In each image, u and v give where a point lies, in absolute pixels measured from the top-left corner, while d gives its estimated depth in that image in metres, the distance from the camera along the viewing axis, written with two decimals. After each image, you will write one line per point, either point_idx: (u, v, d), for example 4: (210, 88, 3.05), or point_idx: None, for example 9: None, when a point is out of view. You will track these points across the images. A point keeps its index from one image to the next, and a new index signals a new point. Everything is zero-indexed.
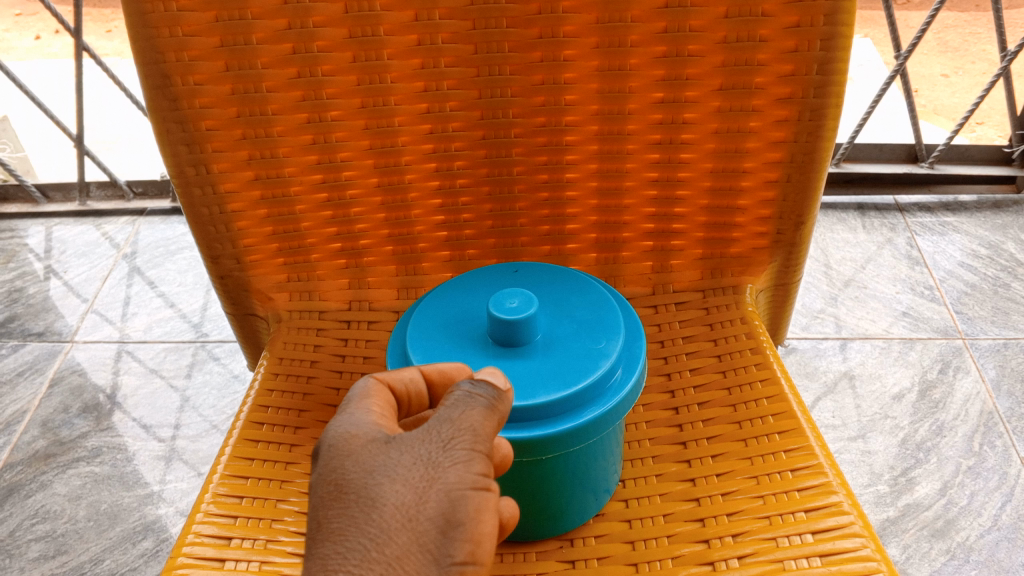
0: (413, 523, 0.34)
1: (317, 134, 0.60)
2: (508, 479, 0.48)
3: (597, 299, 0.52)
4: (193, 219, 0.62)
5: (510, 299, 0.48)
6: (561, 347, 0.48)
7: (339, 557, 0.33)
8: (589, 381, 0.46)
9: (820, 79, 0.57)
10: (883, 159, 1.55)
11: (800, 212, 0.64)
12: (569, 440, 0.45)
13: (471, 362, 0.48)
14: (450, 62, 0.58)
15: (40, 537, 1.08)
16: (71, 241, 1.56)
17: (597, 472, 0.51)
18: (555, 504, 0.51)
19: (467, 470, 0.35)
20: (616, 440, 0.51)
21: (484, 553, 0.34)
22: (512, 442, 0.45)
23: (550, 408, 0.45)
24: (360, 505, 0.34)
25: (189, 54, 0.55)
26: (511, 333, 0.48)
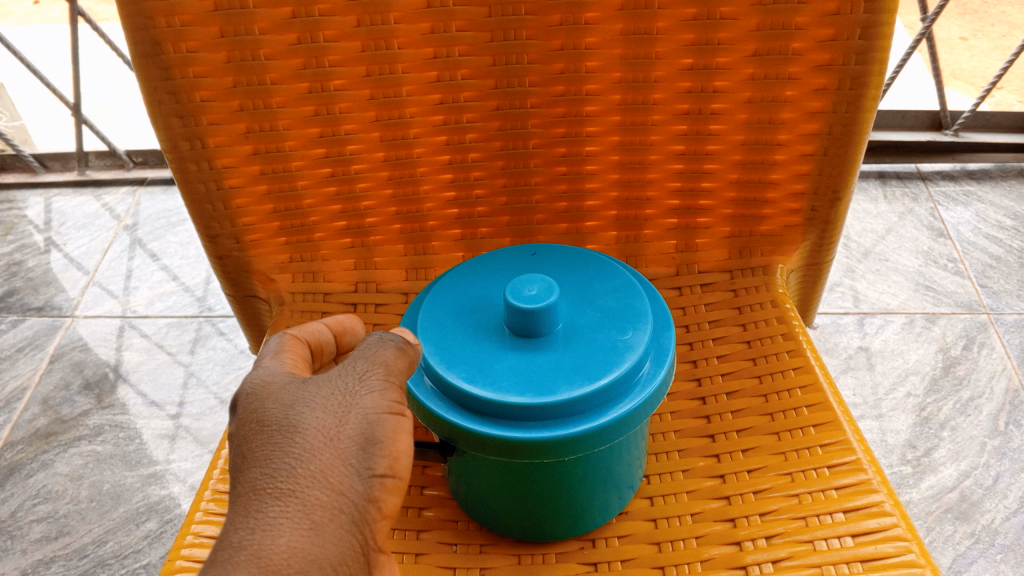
0: (333, 443, 0.38)
1: (320, 105, 0.56)
2: (528, 478, 0.45)
3: (622, 285, 0.48)
4: (188, 196, 0.58)
5: (529, 287, 0.45)
6: (583, 338, 0.45)
7: (267, 477, 0.37)
8: (614, 376, 0.42)
9: (862, 45, 0.52)
10: (906, 126, 1.50)
11: (836, 188, 0.60)
12: (594, 441, 0.42)
13: (487, 355, 0.44)
14: (462, 26, 0.54)
15: (42, 518, 1.05)
16: (71, 213, 1.52)
17: (622, 466, 0.47)
18: (576, 504, 0.47)
19: (380, 397, 0.39)
20: (642, 431, 0.48)
21: (399, 466, 0.39)
22: (529, 442, 0.41)
23: (574, 405, 0.42)
24: (280, 433, 0.38)
25: (181, 19, 0.51)
26: (531, 323, 0.44)
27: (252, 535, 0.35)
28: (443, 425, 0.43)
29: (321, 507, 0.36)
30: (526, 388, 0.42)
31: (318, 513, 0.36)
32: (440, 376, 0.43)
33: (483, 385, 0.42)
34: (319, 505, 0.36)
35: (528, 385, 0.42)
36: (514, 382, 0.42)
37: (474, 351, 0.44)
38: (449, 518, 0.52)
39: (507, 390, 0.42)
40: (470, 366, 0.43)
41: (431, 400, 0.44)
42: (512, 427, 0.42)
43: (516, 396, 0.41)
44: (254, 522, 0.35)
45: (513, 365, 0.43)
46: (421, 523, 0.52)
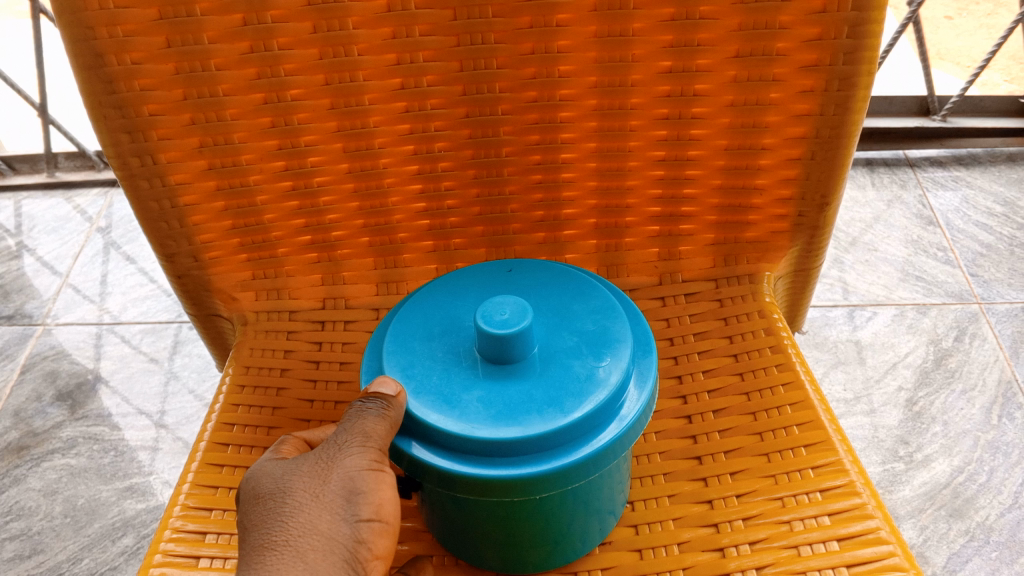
0: (320, 499, 0.40)
1: (277, 117, 0.53)
2: (502, 514, 0.42)
3: (599, 304, 0.45)
4: (142, 214, 0.55)
5: (500, 309, 0.42)
6: (559, 364, 0.42)
7: (263, 534, 0.39)
8: (591, 408, 0.39)
9: (850, 44, 0.50)
10: (892, 112, 1.47)
11: (824, 191, 0.57)
12: (568, 476, 0.39)
13: (456, 385, 0.41)
14: (425, 30, 0.51)
15: (14, 536, 1.02)
16: (41, 216, 1.48)
17: (604, 496, 0.45)
18: (556, 538, 0.45)
19: (362, 453, 0.41)
20: (624, 458, 0.45)
21: (386, 511, 0.40)
22: (500, 480, 0.38)
23: (548, 440, 0.39)
24: (272, 498, 0.40)
25: (123, 29, 0.48)
26: (502, 349, 0.41)
27: None
28: (411, 461, 0.40)
29: (313, 551, 0.39)
30: (497, 422, 0.39)
31: (311, 555, 0.38)
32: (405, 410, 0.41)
33: (451, 418, 0.39)
34: (312, 548, 0.39)
35: (498, 418, 0.39)
36: (485, 415, 0.39)
37: (443, 379, 0.42)
38: (422, 553, 0.49)
39: (477, 423, 0.39)
40: (439, 397, 0.41)
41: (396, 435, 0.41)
42: (483, 463, 0.39)
43: (485, 431, 0.39)
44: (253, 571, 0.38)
45: (483, 394, 0.40)
46: (394, 559, 0.49)
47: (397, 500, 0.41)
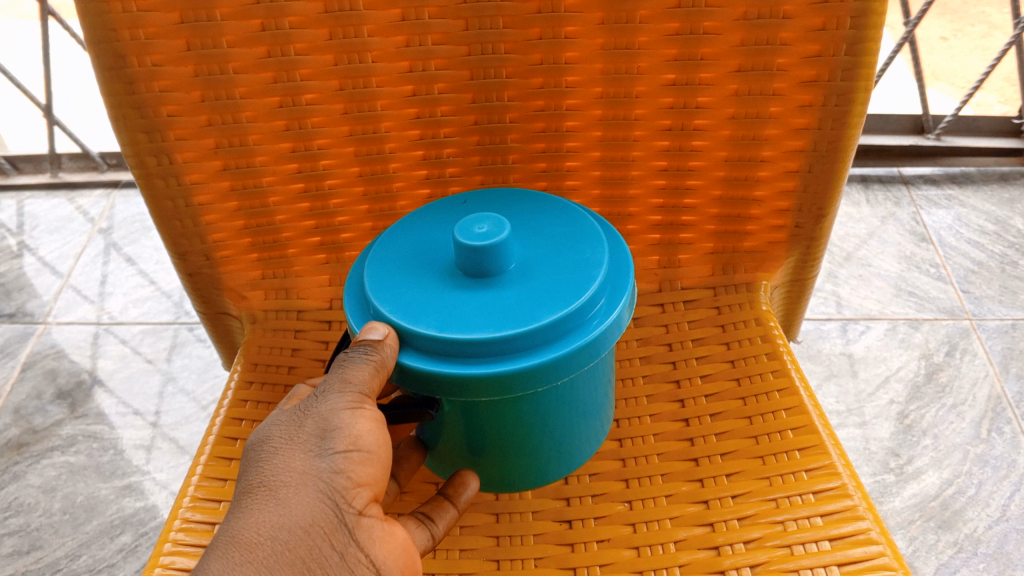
0: (296, 441, 0.41)
1: (291, 120, 0.54)
2: (510, 410, 0.42)
3: (566, 213, 0.46)
4: (156, 213, 0.56)
5: (477, 224, 0.41)
6: (544, 266, 0.42)
7: (245, 479, 0.41)
8: (590, 293, 0.39)
9: (848, 61, 0.51)
10: (888, 130, 1.49)
11: (821, 204, 0.59)
12: (580, 359, 0.39)
13: (453, 299, 0.40)
14: (438, 39, 0.52)
15: (13, 532, 1.03)
16: (43, 216, 1.49)
17: (592, 390, 0.46)
18: (551, 432, 0.46)
19: (337, 395, 0.41)
20: (603, 364, 0.46)
21: (366, 441, 0.41)
22: (523, 372, 0.38)
23: (555, 330, 0.39)
24: (254, 446, 0.42)
25: (145, 31, 0.49)
26: (493, 258, 0.40)
27: (226, 524, 0.39)
28: (422, 376, 0.39)
29: (287, 486, 0.40)
30: (506, 319, 0.38)
31: (283, 491, 0.40)
32: (408, 331, 0.39)
33: (458, 326, 0.38)
34: (285, 484, 0.40)
35: (506, 317, 0.39)
36: (491, 316, 0.39)
37: (436, 294, 0.41)
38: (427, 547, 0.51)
39: (484, 326, 0.38)
40: (436, 312, 0.40)
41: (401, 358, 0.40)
42: (500, 361, 0.38)
43: (498, 329, 0.38)
44: (232, 513, 0.39)
45: (481, 302, 0.40)
46: None
47: (381, 430, 0.41)
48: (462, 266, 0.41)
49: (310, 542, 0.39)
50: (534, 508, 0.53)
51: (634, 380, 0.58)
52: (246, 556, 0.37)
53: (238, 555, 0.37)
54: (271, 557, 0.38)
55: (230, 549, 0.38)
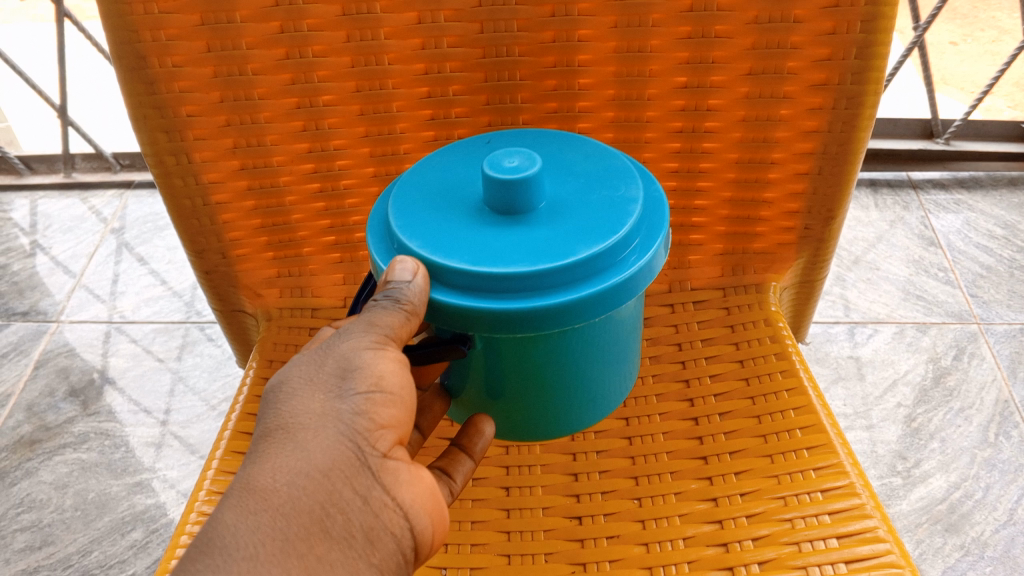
0: (318, 381, 0.41)
1: (308, 121, 0.55)
2: (535, 348, 0.42)
3: (596, 152, 0.44)
4: (174, 211, 0.57)
5: (509, 158, 0.39)
6: (577, 202, 0.40)
7: (264, 422, 0.41)
8: (626, 231, 0.38)
9: (858, 64, 0.51)
10: (897, 134, 1.49)
11: (830, 206, 0.59)
12: (617, 297, 0.38)
13: (485, 235, 0.39)
14: (453, 42, 0.53)
15: (25, 527, 1.05)
16: (57, 215, 1.50)
17: (618, 332, 0.45)
18: (575, 374, 0.45)
19: (360, 333, 0.41)
20: (630, 309, 0.45)
21: (389, 382, 0.40)
22: (559, 307, 0.37)
23: (592, 266, 0.37)
24: (275, 387, 0.42)
25: (167, 32, 0.50)
26: (526, 193, 0.39)
27: (244, 468, 0.39)
28: (451, 311, 0.38)
29: (306, 430, 0.40)
30: (543, 253, 0.37)
31: (302, 435, 0.40)
32: (438, 264, 0.38)
33: (493, 260, 0.37)
34: (304, 428, 0.40)
35: (542, 251, 0.37)
36: (527, 251, 0.37)
37: (465, 229, 0.39)
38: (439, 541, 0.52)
39: (518, 261, 0.37)
40: (466, 246, 0.38)
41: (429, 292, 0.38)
42: (535, 296, 0.37)
43: (535, 263, 0.37)
44: (251, 457, 0.40)
45: (512, 238, 0.38)
46: None
47: (405, 371, 0.41)
48: (492, 201, 0.39)
49: (330, 486, 0.39)
50: (544, 504, 0.54)
51: (644, 379, 0.59)
52: (260, 502, 0.37)
53: (254, 502, 0.37)
54: (286, 503, 0.38)
55: (246, 496, 0.38)
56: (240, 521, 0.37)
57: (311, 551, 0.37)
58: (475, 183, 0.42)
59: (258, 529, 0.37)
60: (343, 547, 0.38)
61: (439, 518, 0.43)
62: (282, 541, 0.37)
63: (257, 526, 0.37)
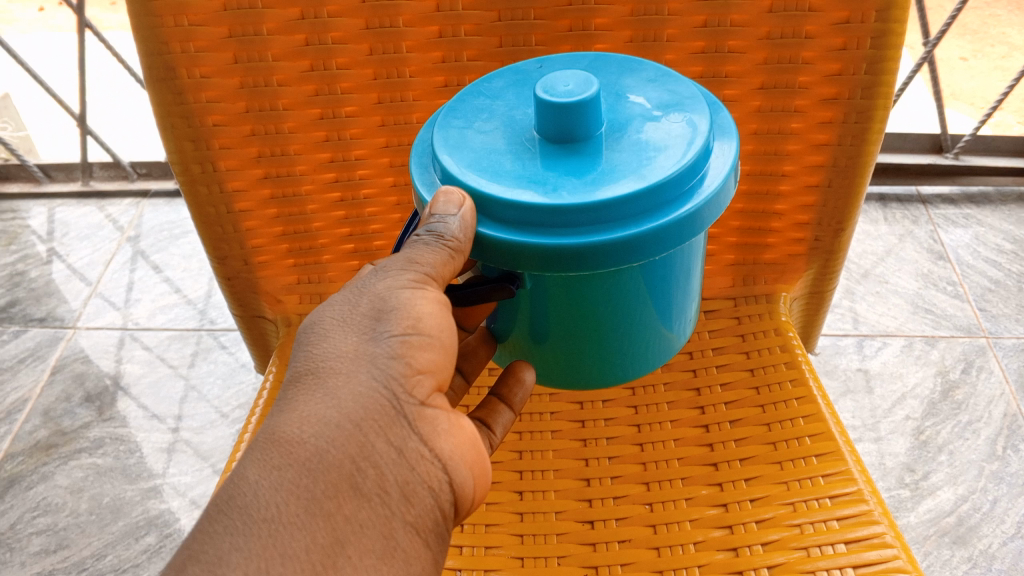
0: (352, 325, 0.43)
1: (331, 131, 0.57)
2: (590, 290, 0.40)
3: (659, 76, 0.41)
4: (199, 218, 0.59)
5: (564, 81, 0.36)
6: (638, 128, 0.37)
7: (297, 368, 0.43)
8: (689, 162, 0.35)
9: (868, 79, 0.53)
10: (906, 149, 1.45)
11: (839, 219, 0.60)
12: (678, 233, 0.36)
13: (536, 165, 0.36)
14: (472, 55, 0.54)
15: (41, 531, 1.06)
16: (74, 223, 1.49)
17: (680, 272, 0.42)
18: (630, 317, 0.43)
19: (397, 273, 0.42)
20: (690, 254, 0.42)
21: (425, 325, 0.42)
22: (613, 244, 0.35)
23: (652, 200, 0.35)
24: (311, 329, 0.43)
25: (195, 44, 0.51)
26: (582, 120, 0.36)
27: (275, 416, 0.41)
28: (500, 248, 0.36)
29: (338, 379, 0.41)
30: (597, 184, 0.35)
31: (335, 384, 0.41)
32: (486, 197, 0.35)
33: (544, 192, 0.35)
34: (337, 376, 0.41)
35: (597, 183, 0.35)
36: (581, 182, 0.35)
37: (515, 158, 0.37)
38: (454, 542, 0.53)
39: (573, 192, 0.34)
40: (517, 177, 0.36)
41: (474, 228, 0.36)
42: (588, 232, 0.35)
43: (588, 196, 0.34)
44: (284, 405, 0.41)
45: (567, 169, 0.36)
46: None
47: (441, 311, 0.42)
48: (544, 129, 0.37)
49: (358, 438, 0.40)
50: (557, 508, 0.55)
51: (655, 387, 0.60)
52: (285, 457, 0.39)
53: (281, 451, 0.39)
54: (313, 458, 0.39)
55: (275, 445, 0.39)
56: (265, 476, 0.38)
57: (338, 509, 0.39)
58: (526, 108, 0.39)
59: (283, 486, 0.38)
60: (372, 501, 0.40)
61: (479, 472, 0.45)
62: (308, 499, 0.38)
63: (283, 482, 0.38)
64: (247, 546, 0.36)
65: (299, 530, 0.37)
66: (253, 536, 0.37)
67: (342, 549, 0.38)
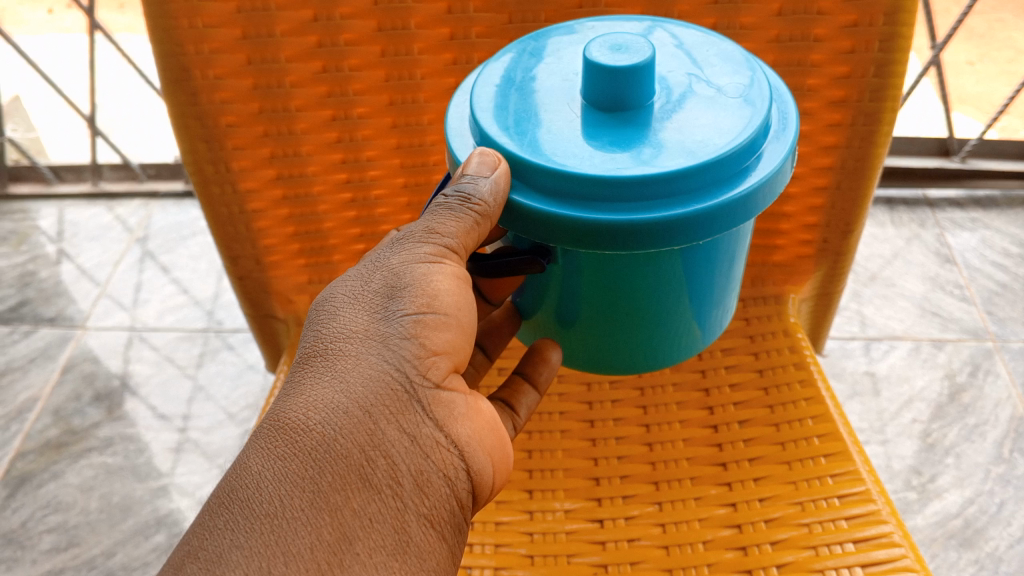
0: (366, 302, 0.43)
1: (343, 132, 0.57)
2: (626, 273, 0.40)
3: (716, 48, 0.40)
4: (212, 218, 0.60)
5: (617, 47, 0.36)
6: (691, 101, 0.37)
7: (310, 351, 0.43)
8: (741, 142, 0.35)
9: (876, 82, 0.53)
10: (912, 152, 1.44)
11: (848, 220, 0.61)
12: (725, 218, 0.35)
13: (584, 133, 0.36)
14: (483, 57, 0.55)
15: (52, 529, 1.07)
16: (83, 224, 1.50)
17: (724, 259, 0.42)
18: (668, 303, 0.43)
19: (414, 248, 0.43)
20: (736, 243, 0.42)
21: (441, 303, 0.42)
22: (655, 225, 0.35)
23: (700, 181, 0.35)
24: (325, 308, 0.44)
25: (209, 46, 0.52)
26: (633, 89, 0.36)
27: (285, 403, 0.42)
28: (537, 219, 0.36)
29: (348, 363, 0.42)
30: (644, 159, 0.35)
31: (345, 369, 0.42)
32: (528, 164, 0.36)
33: (590, 163, 0.35)
34: (347, 360, 0.42)
35: (643, 157, 0.35)
36: (626, 156, 0.35)
37: (559, 123, 0.37)
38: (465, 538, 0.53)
39: (619, 165, 0.34)
40: (562, 144, 0.36)
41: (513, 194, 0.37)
42: (632, 209, 0.35)
43: (635, 170, 0.34)
44: (294, 391, 0.42)
45: (613, 140, 0.36)
46: None
47: (458, 287, 0.43)
48: (592, 95, 0.37)
49: (367, 427, 0.41)
50: (567, 506, 0.55)
51: (664, 387, 0.60)
52: (291, 448, 0.40)
53: (285, 441, 0.40)
54: (319, 448, 0.40)
55: (282, 434, 0.40)
56: (267, 468, 0.39)
57: (346, 503, 0.39)
58: (573, 74, 0.39)
59: (288, 479, 0.39)
60: (383, 491, 0.40)
61: (498, 458, 0.45)
62: (313, 491, 0.39)
63: (287, 474, 0.39)
64: (248, 544, 0.37)
65: (304, 525, 0.38)
66: (254, 533, 0.38)
67: (350, 543, 0.39)
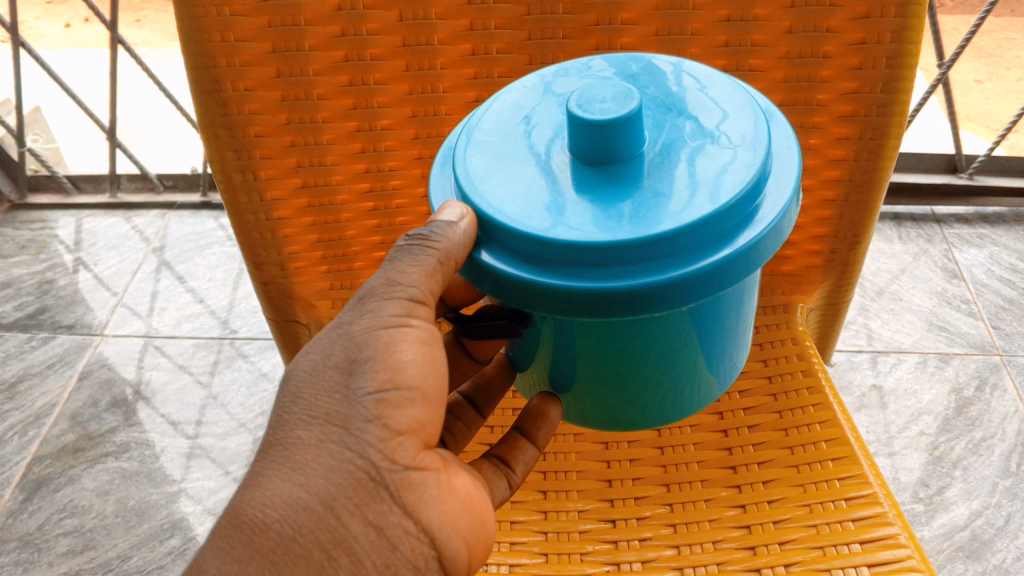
0: (329, 381, 0.44)
1: (366, 143, 0.59)
2: (620, 332, 0.41)
3: (714, 92, 0.40)
4: (238, 225, 0.62)
5: (601, 98, 0.37)
6: (679, 153, 0.37)
7: (272, 436, 0.44)
8: (727, 202, 0.35)
9: (883, 98, 0.55)
10: (920, 169, 1.46)
11: (855, 232, 0.62)
12: (712, 282, 0.36)
13: (566, 191, 0.37)
14: (503, 72, 0.57)
15: (68, 532, 1.09)
16: (101, 234, 1.52)
17: (726, 309, 0.43)
18: (670, 355, 0.44)
19: (381, 308, 0.44)
20: (739, 293, 0.43)
21: (406, 377, 0.43)
22: (637, 290, 0.35)
23: (684, 243, 0.35)
24: (289, 385, 0.45)
25: (240, 59, 0.54)
26: (617, 142, 0.36)
27: (246, 495, 0.42)
28: (513, 286, 0.38)
29: (311, 454, 0.43)
30: (624, 220, 0.35)
31: (307, 460, 0.42)
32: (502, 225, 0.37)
33: (568, 227, 0.35)
34: (309, 449, 0.43)
35: (622, 218, 0.35)
36: (606, 218, 0.35)
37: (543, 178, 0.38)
38: None
39: (599, 228, 0.35)
40: (546, 203, 0.37)
41: (497, 261, 0.38)
42: (611, 274, 0.35)
43: (614, 234, 0.35)
44: (255, 481, 0.43)
45: (595, 198, 0.36)
46: None
47: (422, 350, 0.44)
48: (579, 150, 0.37)
49: (328, 523, 0.42)
50: (580, 507, 0.57)
51: None
52: (250, 549, 0.41)
53: (246, 542, 0.41)
54: (279, 549, 0.41)
55: (241, 533, 0.41)
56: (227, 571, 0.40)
57: None
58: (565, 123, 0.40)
59: None
60: None
61: (473, 539, 0.46)
62: None
63: None
64: None
65: None
66: None
67: None
